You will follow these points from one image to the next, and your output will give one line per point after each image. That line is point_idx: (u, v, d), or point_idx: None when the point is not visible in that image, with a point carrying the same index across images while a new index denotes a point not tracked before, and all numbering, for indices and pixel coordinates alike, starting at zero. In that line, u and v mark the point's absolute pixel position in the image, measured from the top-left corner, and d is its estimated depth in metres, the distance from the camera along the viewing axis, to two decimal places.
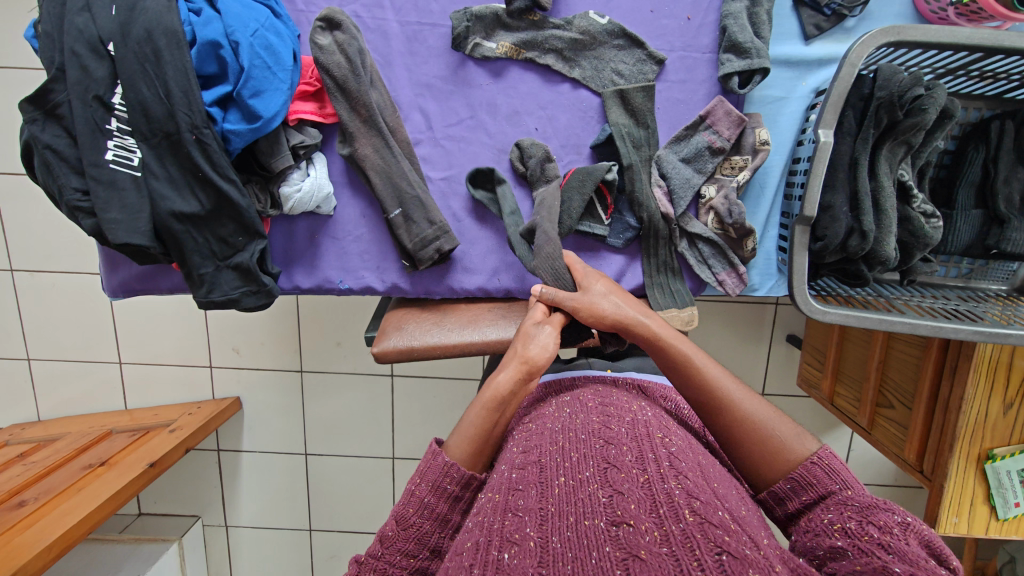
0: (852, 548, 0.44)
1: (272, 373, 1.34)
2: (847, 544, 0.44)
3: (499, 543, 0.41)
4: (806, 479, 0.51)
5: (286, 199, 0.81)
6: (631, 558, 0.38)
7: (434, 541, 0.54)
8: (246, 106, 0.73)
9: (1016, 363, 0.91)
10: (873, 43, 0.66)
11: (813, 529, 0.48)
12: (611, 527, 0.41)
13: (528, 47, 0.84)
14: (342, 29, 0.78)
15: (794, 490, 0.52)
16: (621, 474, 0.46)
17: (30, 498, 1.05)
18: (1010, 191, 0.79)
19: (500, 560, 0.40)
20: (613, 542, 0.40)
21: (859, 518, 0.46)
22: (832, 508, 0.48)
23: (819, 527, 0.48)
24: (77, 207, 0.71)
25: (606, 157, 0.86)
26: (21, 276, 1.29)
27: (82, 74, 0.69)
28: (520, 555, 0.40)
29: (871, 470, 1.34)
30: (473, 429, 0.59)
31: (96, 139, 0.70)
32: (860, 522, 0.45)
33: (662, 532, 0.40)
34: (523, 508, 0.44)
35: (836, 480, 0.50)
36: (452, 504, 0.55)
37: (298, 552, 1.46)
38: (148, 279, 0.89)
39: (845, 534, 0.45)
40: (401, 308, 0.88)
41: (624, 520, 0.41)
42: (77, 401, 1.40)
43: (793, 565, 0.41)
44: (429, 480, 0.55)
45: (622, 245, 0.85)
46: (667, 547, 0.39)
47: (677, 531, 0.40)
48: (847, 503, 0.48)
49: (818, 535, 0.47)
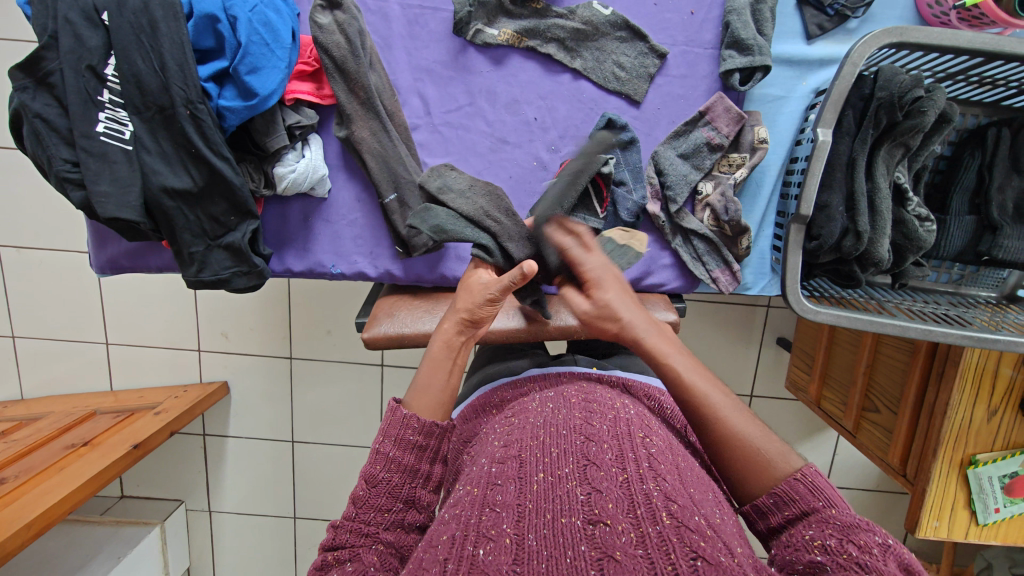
0: (829, 562, 0.41)
1: (261, 359, 1.33)
2: (824, 560, 0.41)
3: (475, 538, 0.41)
4: (788, 495, 0.48)
5: (279, 179, 0.80)
6: (606, 558, 0.38)
7: (407, 493, 0.55)
8: (242, 83, 0.72)
9: (1001, 371, 0.92)
10: (875, 44, 0.66)
11: (792, 544, 0.45)
12: (587, 526, 0.41)
13: (530, 35, 0.84)
14: (342, 9, 0.78)
15: (776, 505, 0.48)
16: (602, 472, 0.46)
17: (10, 474, 1.03)
18: (1004, 198, 0.79)
19: (475, 557, 0.39)
20: (589, 541, 0.40)
21: (839, 535, 0.42)
22: (813, 526, 0.45)
23: (799, 541, 0.44)
24: (67, 178, 0.69)
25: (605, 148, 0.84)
26: (8, 252, 1.27)
27: (75, 42, 0.67)
28: (496, 551, 0.40)
29: (855, 474, 1.35)
30: (426, 381, 0.61)
31: (88, 110, 0.69)
32: (840, 539, 0.42)
33: (638, 534, 0.40)
34: (502, 504, 0.44)
35: (819, 498, 0.46)
36: (419, 455, 0.56)
37: (281, 540, 1.45)
38: (137, 256, 0.88)
39: (825, 550, 0.42)
40: (393, 295, 0.88)
41: (601, 519, 0.41)
42: (61, 381, 1.38)
43: (767, 573, 0.40)
44: (392, 436, 0.56)
45: None
46: (643, 549, 0.39)
47: (654, 533, 0.40)
48: (830, 521, 0.44)
49: (796, 550, 0.44)
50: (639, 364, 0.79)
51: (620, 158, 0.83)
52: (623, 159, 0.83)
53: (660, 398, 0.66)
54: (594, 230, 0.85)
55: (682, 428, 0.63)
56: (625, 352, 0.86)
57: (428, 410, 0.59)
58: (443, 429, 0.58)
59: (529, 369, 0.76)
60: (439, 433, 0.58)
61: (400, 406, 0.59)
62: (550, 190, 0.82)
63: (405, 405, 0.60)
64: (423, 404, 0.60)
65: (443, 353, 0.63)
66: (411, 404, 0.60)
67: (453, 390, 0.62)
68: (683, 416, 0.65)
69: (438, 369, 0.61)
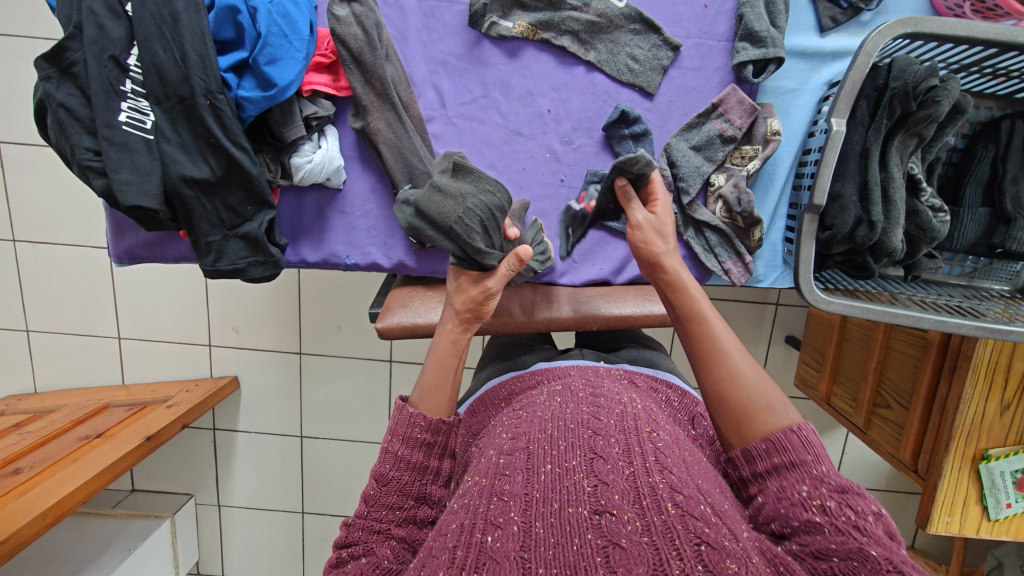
0: (829, 525, 0.42)
1: (272, 353, 1.34)
2: (823, 521, 0.43)
3: (482, 526, 0.42)
4: (782, 443, 0.49)
5: (296, 169, 0.81)
6: (611, 546, 0.39)
7: (418, 489, 0.55)
8: (261, 73, 0.73)
9: (1014, 365, 0.91)
10: (890, 34, 0.66)
11: (788, 498, 0.46)
12: (594, 516, 0.42)
13: (544, 27, 0.84)
14: (360, 2, 0.79)
15: (766, 452, 0.50)
16: (607, 466, 0.46)
17: (25, 465, 1.05)
18: (1018, 190, 0.79)
19: (483, 543, 0.40)
20: (596, 530, 0.40)
21: (839, 498, 0.44)
22: (806, 480, 0.46)
23: (794, 496, 0.45)
24: (88, 167, 0.71)
25: (618, 139, 0.85)
26: (24, 247, 1.29)
27: (99, 33, 0.69)
28: (504, 539, 0.41)
29: (864, 473, 1.35)
30: (432, 380, 0.62)
31: (110, 100, 0.70)
32: (840, 503, 0.43)
33: (643, 522, 0.41)
34: (509, 493, 0.44)
35: (809, 451, 0.48)
36: (427, 451, 0.57)
37: (290, 535, 1.46)
38: (154, 247, 0.89)
39: (824, 510, 0.43)
40: (406, 286, 0.88)
41: (607, 509, 0.42)
42: (74, 375, 1.39)
43: (771, 554, 0.41)
44: (399, 434, 0.57)
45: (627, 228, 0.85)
46: (648, 536, 0.40)
47: (659, 522, 0.41)
48: (824, 479, 0.45)
49: (794, 506, 0.45)
50: (648, 357, 0.79)
51: (633, 150, 0.84)
52: (633, 150, 0.84)
53: (666, 392, 0.67)
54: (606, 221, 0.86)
55: (692, 420, 0.63)
56: (635, 343, 0.85)
57: (434, 407, 0.60)
58: (449, 426, 0.59)
59: (538, 362, 0.76)
60: (446, 430, 0.59)
61: (406, 404, 0.60)
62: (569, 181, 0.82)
63: (412, 402, 0.61)
64: (429, 402, 0.61)
65: (448, 353, 0.65)
66: (416, 402, 0.60)
67: (456, 388, 0.64)
68: (691, 408, 0.66)
69: (443, 370, 0.63)
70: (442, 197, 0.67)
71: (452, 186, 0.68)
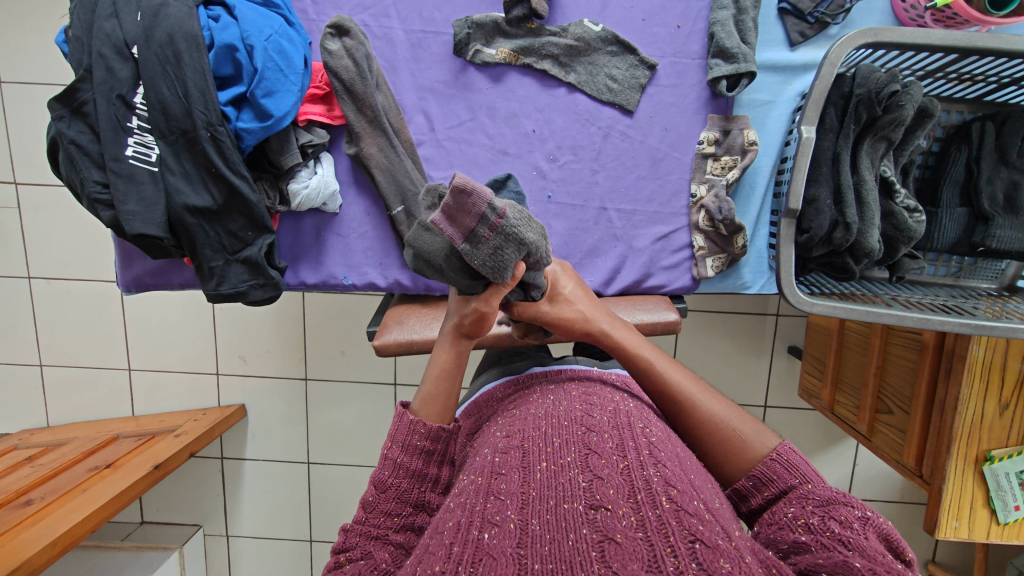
0: (814, 542, 0.44)
1: (278, 380, 1.36)
2: (808, 539, 0.45)
3: (479, 523, 0.42)
4: (766, 475, 0.53)
5: (293, 196, 0.85)
6: (607, 540, 0.39)
7: (416, 497, 0.56)
8: (258, 106, 0.78)
9: (1009, 365, 0.91)
10: (852, 44, 0.69)
11: (775, 522, 0.49)
12: (589, 511, 0.42)
13: (525, 53, 0.88)
14: (351, 35, 0.83)
15: (756, 487, 0.53)
16: (602, 460, 0.47)
17: (36, 497, 1.07)
18: (994, 189, 0.83)
19: (480, 540, 0.40)
20: (591, 525, 0.41)
21: (821, 513, 0.46)
22: (794, 502, 0.49)
23: (781, 520, 0.48)
24: (97, 199, 0.75)
25: (511, 230, 0.52)
26: (38, 283, 1.33)
27: (107, 74, 0.73)
28: (500, 535, 0.41)
29: (874, 486, 1.33)
30: (433, 386, 0.64)
31: (117, 135, 0.74)
32: (821, 518, 0.46)
33: (638, 518, 0.41)
34: (506, 492, 0.45)
35: (795, 475, 0.51)
36: (426, 459, 0.58)
37: (297, 562, 1.46)
38: (160, 274, 0.92)
39: (808, 529, 0.46)
40: (403, 304, 0.91)
41: (602, 505, 0.42)
42: (86, 408, 1.42)
43: (764, 556, 0.41)
44: (398, 440, 0.58)
45: (499, 250, 0.53)
46: (643, 532, 0.40)
47: (653, 517, 0.41)
48: (809, 496, 0.49)
49: (781, 529, 0.48)
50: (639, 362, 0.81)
51: (518, 243, 0.54)
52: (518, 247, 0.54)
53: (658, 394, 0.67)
54: (506, 255, 0.54)
55: None
56: None
57: (434, 414, 0.62)
58: (449, 433, 0.61)
59: (535, 368, 0.76)
60: (445, 437, 0.60)
61: (408, 411, 0.61)
62: (523, 246, 0.55)
63: (413, 411, 0.62)
64: (430, 409, 0.62)
65: (451, 364, 0.66)
66: (418, 410, 0.62)
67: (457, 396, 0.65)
68: None
69: (443, 376, 0.65)
70: (468, 250, 0.52)
71: (483, 232, 0.51)
